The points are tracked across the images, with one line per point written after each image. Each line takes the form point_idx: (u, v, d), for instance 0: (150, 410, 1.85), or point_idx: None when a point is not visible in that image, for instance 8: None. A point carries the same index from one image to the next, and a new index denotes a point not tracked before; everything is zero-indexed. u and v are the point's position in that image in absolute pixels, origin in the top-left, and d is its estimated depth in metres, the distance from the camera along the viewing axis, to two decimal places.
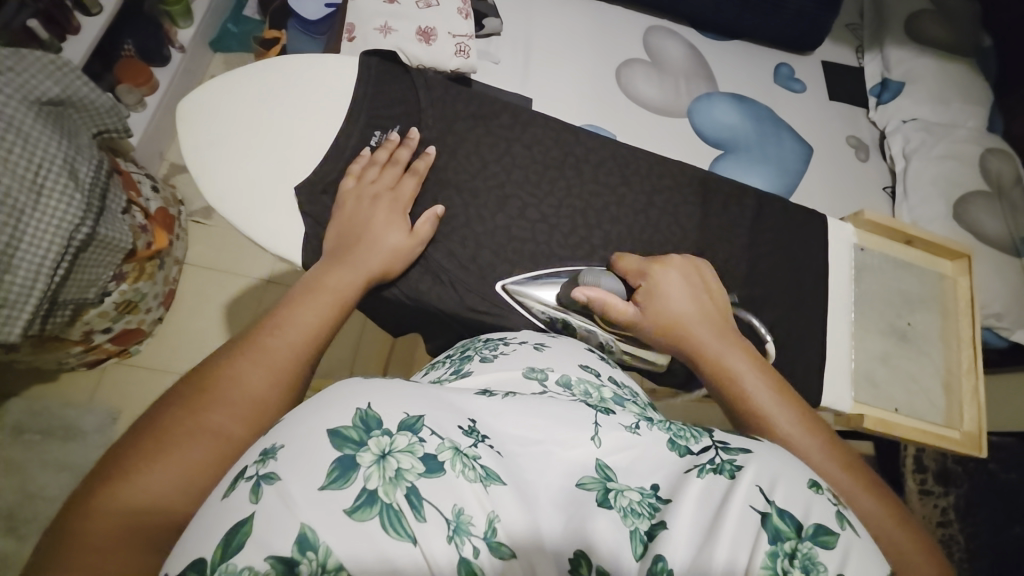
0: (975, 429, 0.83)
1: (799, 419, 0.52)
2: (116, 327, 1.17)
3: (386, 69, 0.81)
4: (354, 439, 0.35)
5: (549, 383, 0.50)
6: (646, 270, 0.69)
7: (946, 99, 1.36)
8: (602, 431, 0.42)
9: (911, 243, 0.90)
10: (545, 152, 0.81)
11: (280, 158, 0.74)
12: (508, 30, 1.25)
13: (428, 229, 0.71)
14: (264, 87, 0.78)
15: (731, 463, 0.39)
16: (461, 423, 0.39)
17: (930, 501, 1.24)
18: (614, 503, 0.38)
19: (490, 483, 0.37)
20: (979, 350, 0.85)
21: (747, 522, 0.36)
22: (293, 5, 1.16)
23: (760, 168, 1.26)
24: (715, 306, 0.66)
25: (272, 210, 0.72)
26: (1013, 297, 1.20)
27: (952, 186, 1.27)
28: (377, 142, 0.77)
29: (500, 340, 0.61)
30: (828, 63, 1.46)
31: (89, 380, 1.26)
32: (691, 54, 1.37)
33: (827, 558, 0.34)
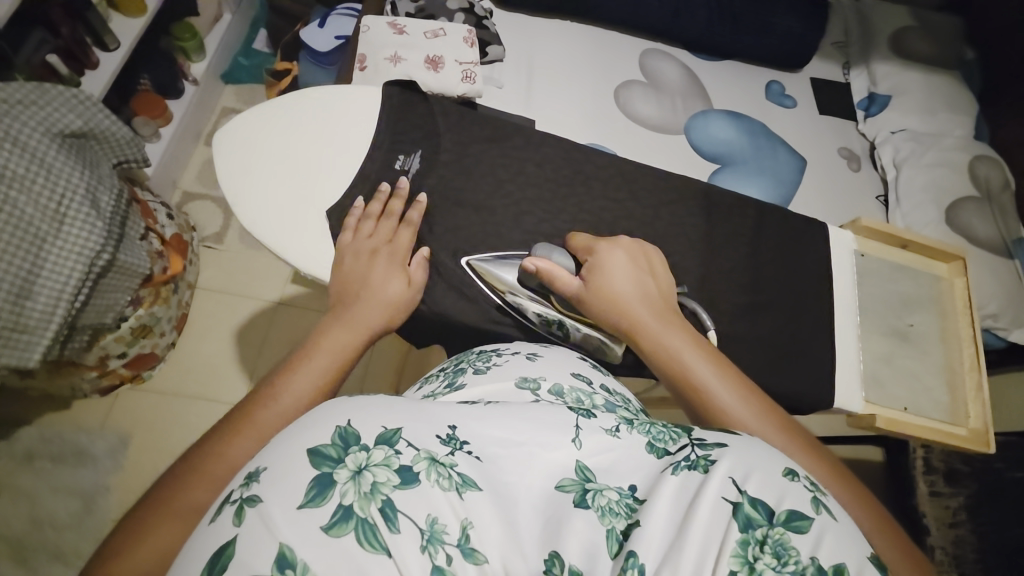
0: (981, 425, 0.84)
1: (736, 391, 0.56)
2: (131, 352, 1.19)
3: (406, 99, 0.85)
4: (332, 457, 0.37)
5: (542, 393, 0.52)
6: (593, 247, 0.72)
7: (932, 109, 1.42)
8: (583, 434, 0.44)
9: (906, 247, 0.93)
10: (556, 171, 0.85)
11: (308, 182, 0.78)
12: (510, 55, 1.30)
13: (421, 275, 0.72)
14: (292, 116, 0.81)
15: (705, 459, 0.40)
16: (439, 432, 0.41)
17: (940, 503, 1.24)
18: (591, 503, 0.40)
19: (465, 489, 0.39)
20: (982, 348, 0.87)
21: (719, 514, 0.37)
22: (305, 38, 1.21)
23: (756, 180, 1.30)
24: (657, 285, 0.70)
25: (300, 233, 0.75)
26: (1007, 298, 1.23)
27: (942, 193, 1.32)
28: (401, 166, 0.80)
29: (493, 351, 0.63)
30: (815, 79, 1.52)
31: (102, 405, 1.27)
32: (684, 73, 1.42)
33: (799, 542, 0.36)
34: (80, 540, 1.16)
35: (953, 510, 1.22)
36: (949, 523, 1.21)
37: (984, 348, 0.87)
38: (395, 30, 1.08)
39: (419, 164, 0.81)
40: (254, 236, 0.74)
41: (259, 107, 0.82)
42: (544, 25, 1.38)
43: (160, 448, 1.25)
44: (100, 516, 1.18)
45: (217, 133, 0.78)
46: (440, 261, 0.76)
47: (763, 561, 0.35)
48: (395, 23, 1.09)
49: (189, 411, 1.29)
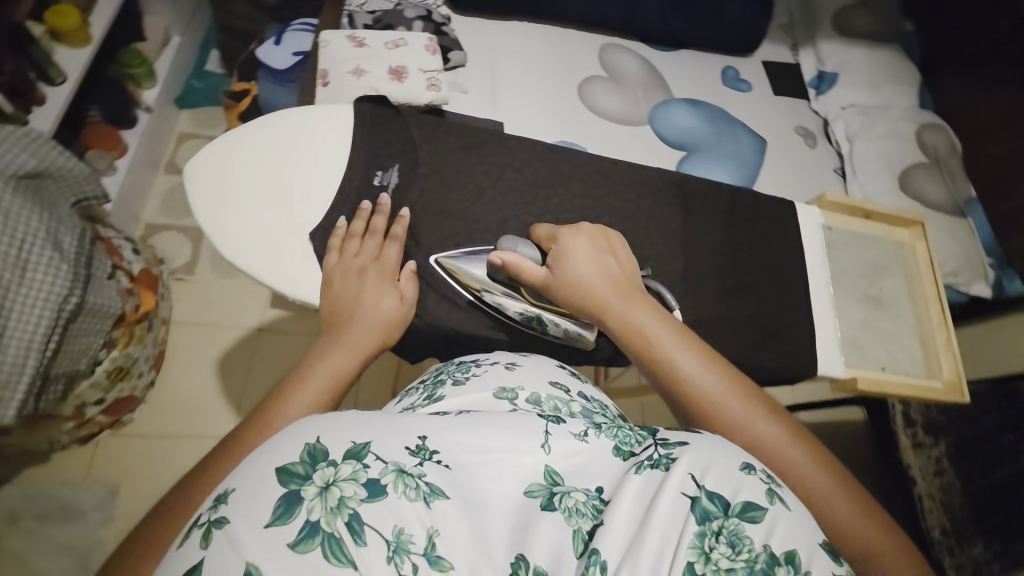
0: (954, 376, 0.89)
1: (696, 359, 0.59)
2: (108, 398, 1.15)
3: (379, 113, 0.85)
4: (300, 474, 0.38)
5: (519, 402, 0.55)
6: (557, 234, 0.72)
7: (877, 84, 1.50)
8: (552, 439, 0.45)
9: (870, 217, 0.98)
10: (534, 172, 0.86)
11: (287, 207, 0.76)
12: (472, 59, 1.30)
13: (412, 290, 0.72)
14: (264, 142, 0.80)
15: (667, 457, 0.43)
16: (408, 444, 0.42)
17: (924, 453, 1.30)
18: (559, 505, 0.42)
19: (433, 498, 0.40)
20: (947, 305, 0.92)
21: (678, 508, 0.39)
22: (261, 57, 1.19)
23: (721, 164, 1.35)
24: (621, 266, 0.70)
25: (283, 258, 0.74)
26: (963, 255, 1.30)
27: (894, 162, 1.39)
28: (381, 181, 0.80)
29: (472, 361, 0.65)
30: (767, 62, 1.58)
31: (83, 454, 1.22)
32: (643, 66, 1.46)
33: (753, 532, 0.38)
34: None
35: (936, 459, 1.29)
36: (935, 472, 1.28)
37: (949, 305, 0.92)
38: (355, 43, 1.07)
39: (398, 179, 0.80)
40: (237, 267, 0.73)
41: (226, 137, 0.81)
42: (502, 26, 1.38)
43: (150, 491, 1.21)
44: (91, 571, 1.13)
45: (186, 167, 0.77)
46: (430, 273, 0.76)
47: (718, 550, 0.37)
48: (354, 36, 1.08)
49: (179, 450, 1.25)
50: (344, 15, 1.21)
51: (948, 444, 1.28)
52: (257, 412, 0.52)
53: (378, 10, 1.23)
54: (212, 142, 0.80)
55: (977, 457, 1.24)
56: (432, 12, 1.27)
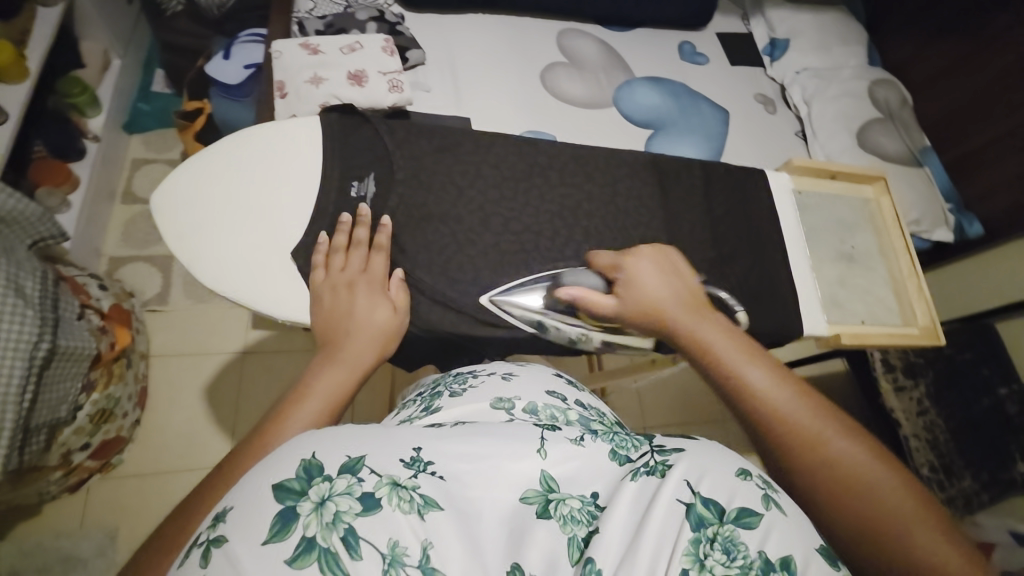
0: (929, 322, 0.93)
1: (769, 372, 0.55)
2: (95, 442, 1.10)
3: (346, 123, 0.83)
4: (295, 490, 0.39)
5: (516, 411, 0.60)
6: (620, 262, 0.72)
7: (827, 46, 1.54)
8: (548, 444, 0.48)
9: (835, 177, 1.00)
10: (509, 166, 0.86)
11: (265, 226, 0.75)
12: (432, 57, 1.28)
13: (403, 298, 0.71)
14: (230, 163, 0.78)
15: (663, 464, 0.45)
16: (403, 456, 0.43)
17: (905, 396, 1.33)
18: (554, 513, 0.43)
19: (427, 510, 0.41)
20: (915, 254, 0.96)
21: (674, 513, 0.42)
22: (212, 73, 1.15)
23: (688, 139, 1.37)
24: (685, 281, 0.71)
25: (266, 279, 0.72)
26: (924, 204, 1.36)
27: (851, 120, 1.44)
28: (357, 193, 0.78)
29: (468, 373, 0.71)
30: (721, 34, 1.60)
31: (75, 503, 1.17)
32: (601, 48, 1.46)
33: (748, 538, 0.40)
34: None
35: (917, 400, 1.33)
36: (918, 412, 1.32)
37: (917, 254, 0.96)
38: (310, 51, 1.04)
39: (374, 188, 0.79)
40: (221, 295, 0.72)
41: (188, 163, 0.78)
42: (457, 21, 1.36)
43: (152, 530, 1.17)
44: None
45: (153, 202, 0.75)
46: (418, 279, 0.75)
47: (713, 557, 0.39)
48: (307, 43, 1.05)
49: (177, 485, 1.22)
50: (294, 23, 1.17)
51: (927, 384, 1.33)
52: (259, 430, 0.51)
53: (329, 14, 1.20)
54: (179, 167, 0.77)
55: (956, 394, 1.32)
56: (385, 12, 1.25)
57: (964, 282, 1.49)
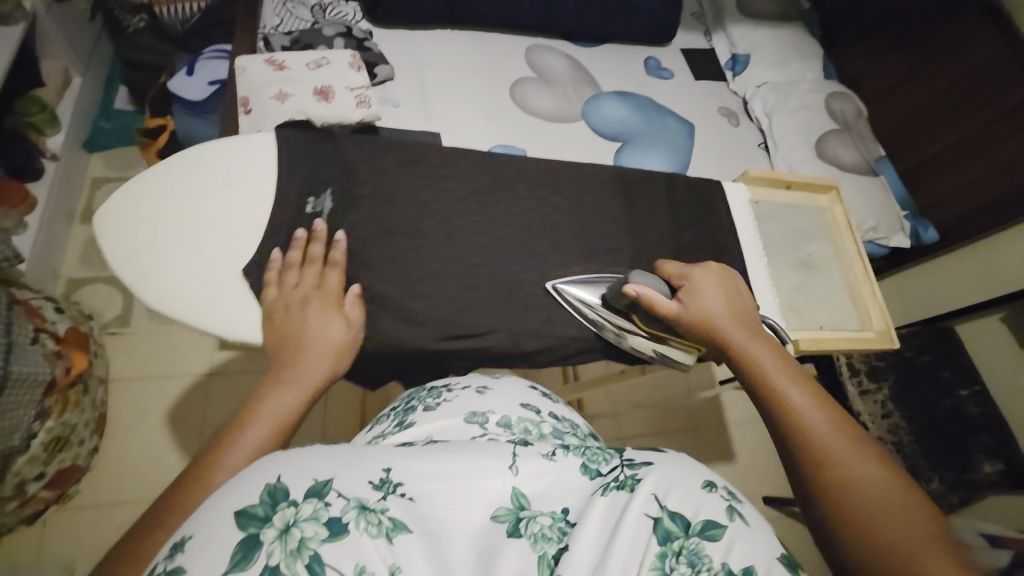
0: (883, 326, 0.96)
1: (811, 395, 0.59)
2: (49, 472, 1.04)
3: (307, 139, 0.82)
4: (260, 516, 0.40)
5: (489, 426, 0.63)
6: (687, 273, 0.77)
7: (785, 61, 1.61)
8: (519, 460, 0.50)
9: (792, 187, 1.03)
10: (476, 180, 0.86)
11: (214, 245, 0.73)
12: (401, 73, 1.29)
13: (357, 314, 0.70)
14: (177, 180, 0.76)
15: (632, 478, 0.49)
16: (372, 478, 0.45)
17: (870, 399, 1.37)
18: (524, 531, 0.45)
19: (394, 533, 0.42)
20: (868, 261, 1.00)
21: (641, 527, 0.45)
22: (175, 89, 1.13)
23: (656, 152, 1.41)
24: (746, 309, 0.74)
25: (217, 299, 0.71)
26: (881, 211, 1.41)
27: (810, 132, 1.50)
28: (313, 210, 0.77)
29: (443, 387, 0.74)
30: (684, 50, 1.66)
31: (31, 538, 1.11)
32: (569, 64, 1.49)
33: (711, 549, 0.43)
34: None
35: (880, 402, 1.37)
36: (882, 415, 1.36)
37: (870, 261, 1.00)
38: (274, 66, 1.03)
39: (332, 204, 0.78)
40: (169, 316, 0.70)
41: (132, 181, 0.76)
42: (426, 36, 1.38)
43: None
44: None
45: (95, 222, 0.73)
46: (385, 295, 0.75)
47: (678, 570, 0.42)
48: (272, 59, 1.04)
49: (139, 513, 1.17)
50: (259, 38, 1.17)
51: (890, 386, 1.37)
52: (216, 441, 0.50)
53: (295, 31, 1.20)
54: (121, 188, 0.75)
55: (919, 394, 1.36)
56: (352, 28, 1.25)
57: (927, 286, 1.53)
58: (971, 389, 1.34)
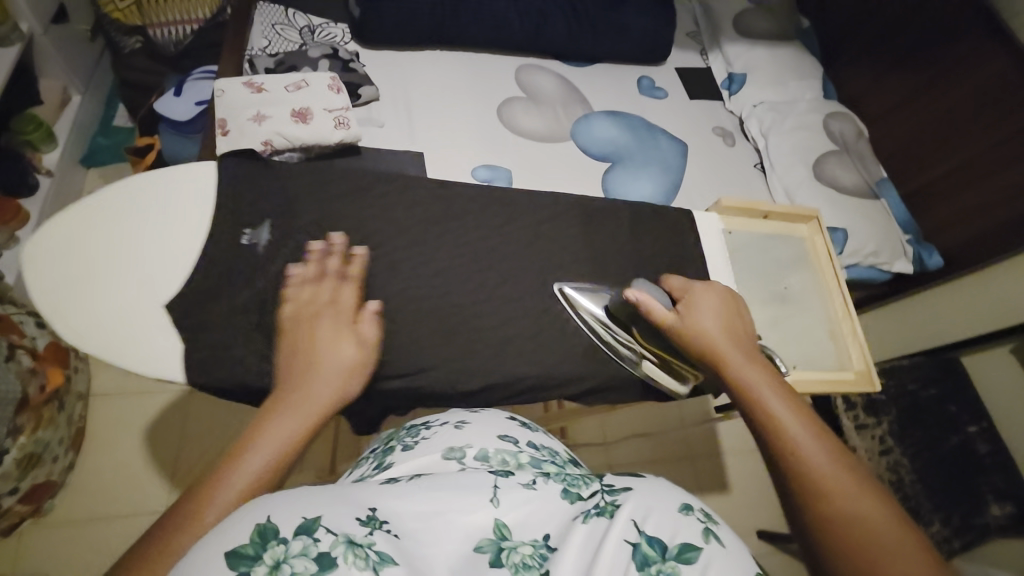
0: (863, 366, 0.92)
1: (816, 434, 0.55)
2: (23, 486, 1.03)
3: (247, 169, 0.81)
4: (249, 555, 0.37)
5: (467, 460, 0.59)
6: (690, 288, 0.77)
7: (782, 80, 1.57)
8: (500, 492, 0.49)
9: (768, 216, 1.00)
10: (443, 208, 0.86)
11: (143, 279, 0.71)
12: (386, 93, 1.29)
13: (371, 332, 0.69)
14: (113, 210, 0.75)
15: (613, 503, 0.46)
16: (359, 514, 0.42)
17: (868, 434, 1.28)
18: (506, 562, 0.43)
19: (384, 566, 0.39)
20: (849, 296, 0.96)
21: (621, 552, 0.42)
22: (161, 109, 1.15)
23: (646, 172, 1.38)
24: (743, 327, 0.72)
25: (141, 336, 0.69)
26: (881, 235, 1.36)
27: (807, 152, 1.45)
28: (249, 241, 0.76)
29: (423, 424, 0.70)
30: (679, 69, 1.64)
31: (5, 555, 1.11)
32: (560, 83, 1.48)
33: (687, 573, 0.41)
34: None
35: (879, 438, 1.27)
36: (881, 451, 1.26)
37: (851, 295, 0.96)
38: (253, 88, 1.04)
39: (269, 235, 0.77)
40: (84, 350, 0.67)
41: (66, 209, 0.74)
42: (413, 57, 1.38)
43: None
44: None
45: (24, 250, 0.70)
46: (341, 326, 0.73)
47: None
48: (250, 81, 1.05)
49: (112, 531, 1.16)
50: (245, 60, 1.18)
51: (890, 421, 1.28)
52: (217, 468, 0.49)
53: (281, 52, 1.21)
54: (55, 216, 0.73)
55: (921, 431, 1.28)
56: (339, 49, 1.26)
57: (924, 314, 1.47)
58: (981, 425, 1.28)
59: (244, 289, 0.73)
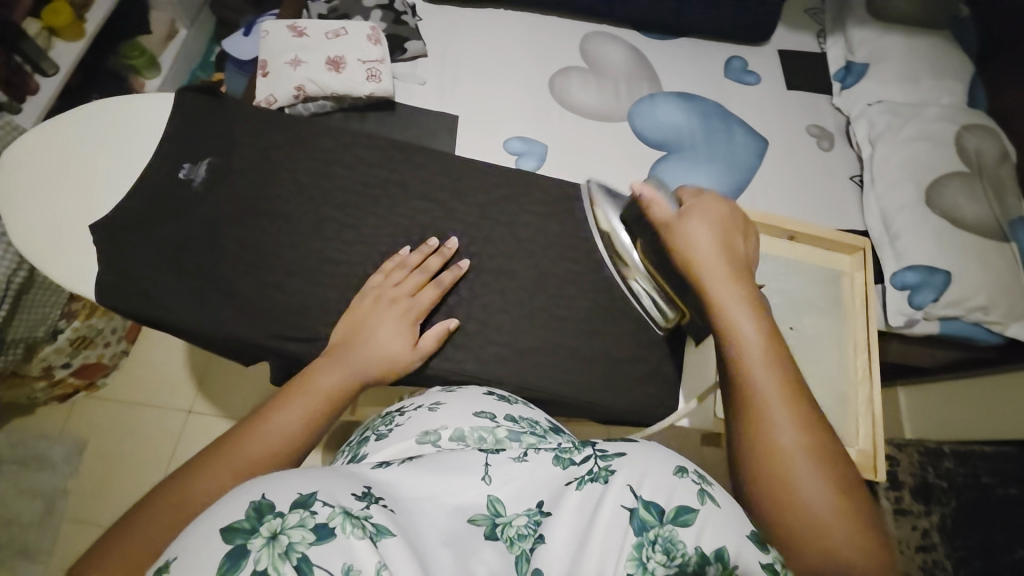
0: (869, 448, 0.81)
1: (782, 384, 0.51)
2: (75, 362, 1.21)
3: (256, 116, 0.84)
4: (245, 528, 0.35)
5: (443, 443, 0.54)
6: (701, 195, 0.69)
7: (915, 77, 1.26)
8: (492, 469, 0.46)
9: (795, 239, 0.92)
10: (410, 174, 0.84)
11: (91, 198, 0.77)
12: (436, 50, 1.25)
13: (430, 344, 0.70)
14: (87, 127, 0.82)
15: (606, 470, 0.44)
16: (354, 490, 0.40)
17: (907, 522, 1.18)
18: (501, 535, 0.42)
19: (380, 537, 0.38)
20: (874, 355, 0.85)
21: (617, 519, 0.41)
22: (228, 47, 1.22)
23: (705, 166, 1.19)
24: (742, 255, 0.64)
25: (88, 252, 0.73)
26: (999, 287, 1.07)
27: (922, 170, 1.16)
28: (184, 174, 0.78)
29: (397, 410, 0.63)
30: (783, 51, 1.39)
31: (59, 413, 1.30)
32: (631, 55, 1.33)
33: (685, 535, 0.40)
34: (43, 540, 1.19)
35: (922, 530, 1.16)
36: (919, 546, 1.15)
37: (878, 355, 0.85)
38: (295, 34, 1.07)
39: (204, 172, 0.79)
40: (24, 249, 0.74)
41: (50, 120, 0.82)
42: (472, 15, 1.32)
43: (115, 454, 1.27)
44: (59, 517, 1.21)
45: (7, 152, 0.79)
46: (307, 282, 0.74)
47: (654, 559, 0.39)
48: (295, 26, 1.08)
49: (140, 416, 1.31)
50: (303, 8, 1.22)
51: (942, 514, 1.15)
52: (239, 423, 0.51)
53: None
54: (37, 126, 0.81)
55: (979, 534, 1.06)
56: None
57: (999, 394, 1.20)
58: None
59: (217, 228, 0.75)
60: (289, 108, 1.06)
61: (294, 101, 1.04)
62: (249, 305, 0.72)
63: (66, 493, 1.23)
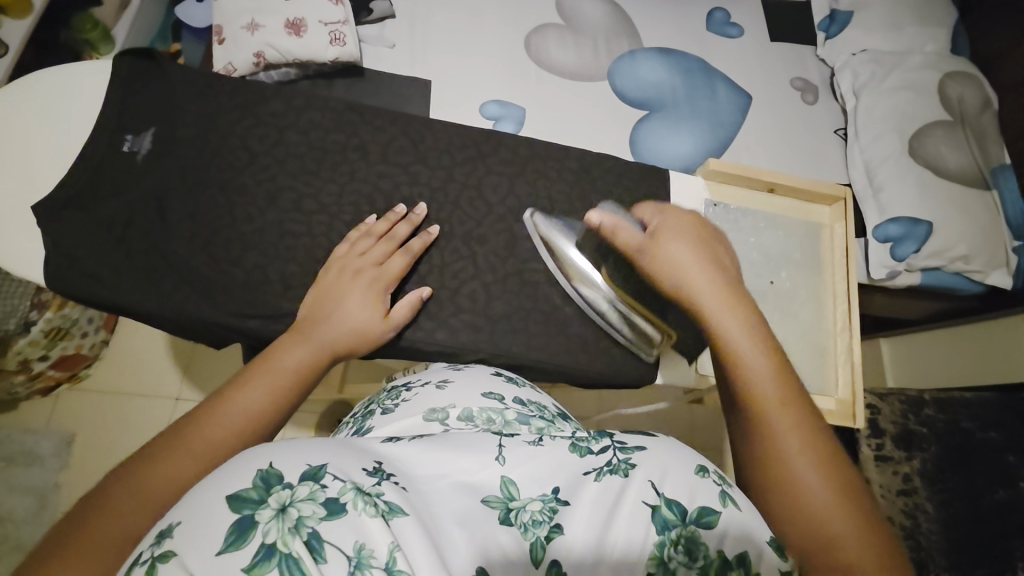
0: (848, 396, 0.82)
1: (771, 371, 0.52)
2: (53, 354, 1.18)
3: (212, 84, 0.80)
4: (253, 499, 0.34)
5: (450, 422, 0.53)
6: (663, 213, 0.67)
7: (898, 24, 1.23)
8: (506, 451, 0.45)
9: (774, 191, 0.90)
10: (370, 138, 0.81)
11: (33, 178, 0.73)
12: (404, 11, 1.18)
13: (401, 313, 0.69)
14: (26, 104, 0.77)
15: (625, 462, 0.44)
16: (365, 465, 0.39)
17: (889, 468, 1.11)
18: (515, 521, 0.40)
19: (393, 516, 0.36)
20: (854, 307, 0.86)
21: (638, 514, 0.41)
22: (182, 14, 1.14)
23: (685, 125, 1.16)
24: (727, 266, 0.63)
25: (32, 234, 0.69)
26: (980, 236, 1.07)
27: (906, 120, 1.14)
28: (131, 147, 0.75)
29: (404, 385, 0.63)
30: (766, 2, 1.34)
31: (43, 408, 1.28)
32: (608, 10, 1.27)
33: (707, 536, 0.39)
34: (38, 534, 1.19)
35: (902, 475, 1.10)
36: (900, 491, 1.08)
37: (858, 305, 0.85)
38: None
39: (151, 144, 0.75)
40: None
41: None
42: None
43: (104, 446, 1.26)
44: (53, 512, 1.21)
45: None
46: (278, 258, 0.72)
47: (676, 560, 0.39)
48: None
49: (127, 407, 1.30)
50: None
51: (924, 458, 1.11)
52: (193, 409, 0.48)
53: None
54: None
55: (960, 477, 1.08)
56: None
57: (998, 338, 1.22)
58: None
59: (179, 205, 0.72)
60: (250, 76, 1.01)
61: (255, 69, 0.99)
62: (218, 284, 0.70)
63: (59, 487, 1.22)
